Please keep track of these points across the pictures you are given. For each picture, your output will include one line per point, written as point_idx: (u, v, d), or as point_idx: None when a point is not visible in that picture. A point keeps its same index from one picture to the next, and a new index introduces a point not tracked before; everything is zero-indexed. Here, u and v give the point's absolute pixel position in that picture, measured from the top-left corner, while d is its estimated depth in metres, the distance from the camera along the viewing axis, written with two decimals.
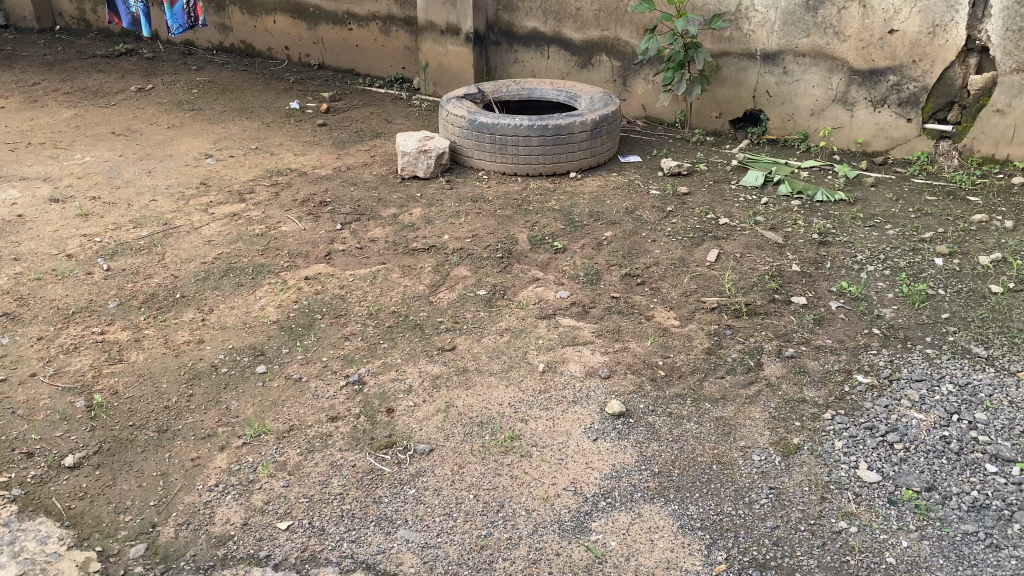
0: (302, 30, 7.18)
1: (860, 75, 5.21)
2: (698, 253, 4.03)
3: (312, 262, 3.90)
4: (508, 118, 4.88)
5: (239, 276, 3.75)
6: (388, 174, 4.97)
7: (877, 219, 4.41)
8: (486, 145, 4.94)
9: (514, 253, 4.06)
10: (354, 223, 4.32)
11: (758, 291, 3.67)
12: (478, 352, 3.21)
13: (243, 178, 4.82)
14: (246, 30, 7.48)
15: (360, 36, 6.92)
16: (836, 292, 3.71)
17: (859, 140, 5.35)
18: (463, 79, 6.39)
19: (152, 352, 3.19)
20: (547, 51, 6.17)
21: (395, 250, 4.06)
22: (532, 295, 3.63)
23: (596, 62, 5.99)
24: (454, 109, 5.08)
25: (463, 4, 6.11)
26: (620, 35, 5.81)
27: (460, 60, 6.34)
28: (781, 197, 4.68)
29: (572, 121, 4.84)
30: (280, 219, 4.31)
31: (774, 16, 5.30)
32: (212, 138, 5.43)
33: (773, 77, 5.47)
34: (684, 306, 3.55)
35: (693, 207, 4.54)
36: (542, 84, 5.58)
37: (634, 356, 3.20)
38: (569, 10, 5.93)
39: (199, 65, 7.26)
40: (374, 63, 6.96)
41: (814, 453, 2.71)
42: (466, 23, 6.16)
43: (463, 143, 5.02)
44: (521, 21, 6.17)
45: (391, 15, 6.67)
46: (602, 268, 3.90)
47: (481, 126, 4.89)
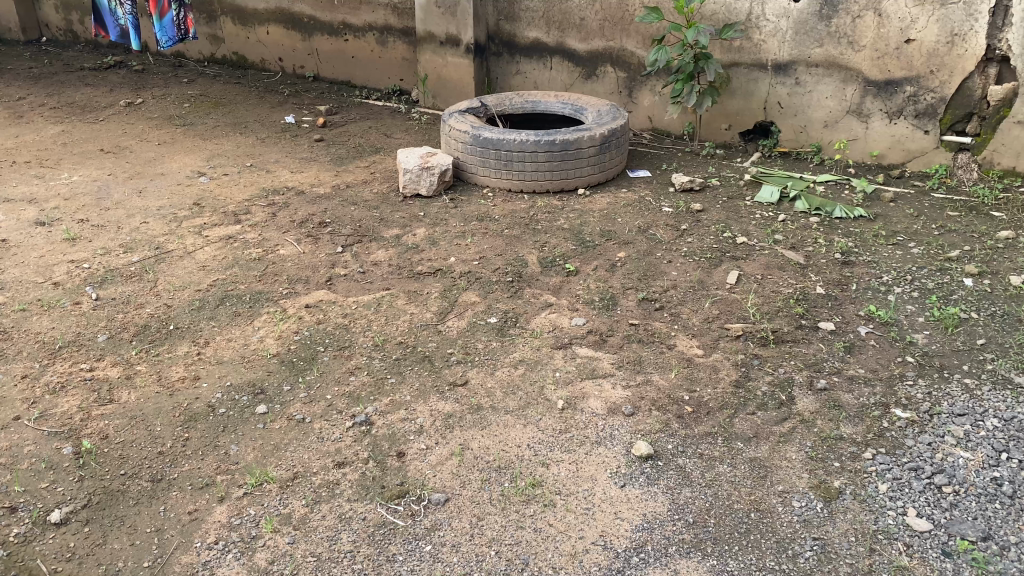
0: (296, 41, 6.99)
1: (875, 86, 5.06)
2: (717, 275, 3.85)
3: (313, 289, 3.71)
4: (514, 134, 4.69)
5: (235, 305, 3.56)
6: (389, 192, 4.78)
7: (900, 237, 4.24)
8: (491, 161, 4.75)
9: (525, 276, 3.88)
10: (356, 245, 4.12)
11: (783, 316, 3.50)
12: (492, 387, 3.01)
13: (238, 198, 4.62)
14: (238, 41, 7.29)
15: (356, 47, 6.74)
16: (864, 316, 3.54)
17: (875, 153, 5.19)
18: (464, 91, 6.21)
19: (144, 391, 2.99)
20: (550, 62, 6.00)
21: (400, 274, 3.87)
22: (546, 323, 3.45)
23: (601, 73, 5.83)
24: (456, 123, 4.90)
25: (463, 14, 5.94)
26: (626, 45, 5.64)
27: (460, 72, 6.16)
28: (798, 214, 4.52)
29: (579, 135, 4.67)
30: (277, 242, 4.12)
31: (785, 25, 5.14)
32: (205, 155, 5.23)
33: (785, 87, 5.31)
34: (707, 334, 3.38)
35: (708, 225, 4.36)
36: (546, 96, 5.42)
37: (658, 390, 3.01)
38: (573, 20, 5.76)
39: (190, 78, 7.06)
40: (371, 75, 6.78)
41: (857, 497, 2.52)
42: (467, 33, 5.98)
43: (467, 159, 4.84)
44: (523, 31, 6.00)
45: (388, 25, 6.49)
46: (618, 292, 3.72)
47: (485, 142, 4.71)
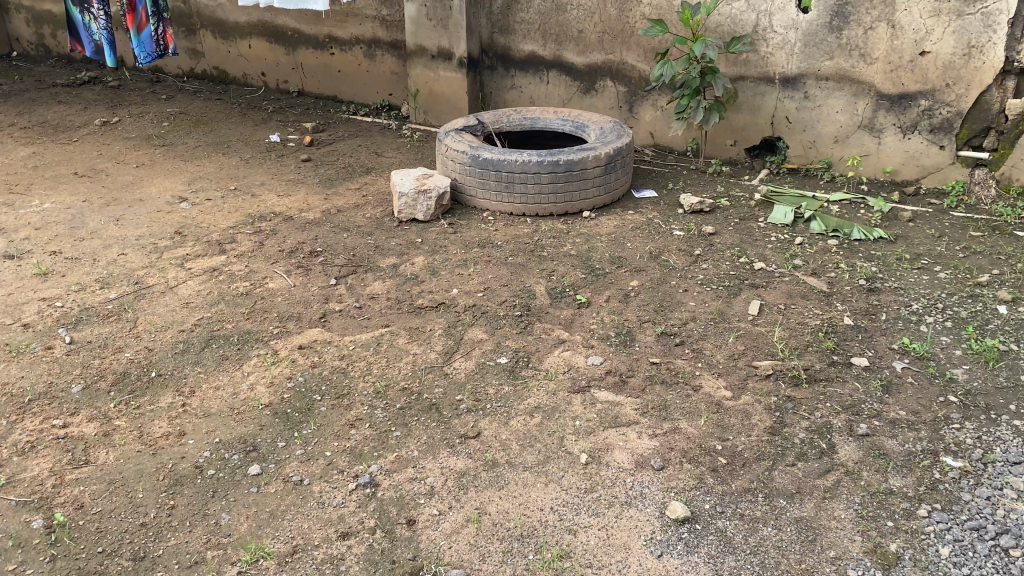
0: (280, 55, 6.72)
1: (888, 100, 4.86)
2: (738, 305, 3.62)
3: (306, 327, 3.44)
4: (515, 154, 4.45)
5: (222, 347, 3.28)
6: (383, 216, 4.52)
7: (925, 260, 4.04)
8: (491, 183, 4.51)
9: (533, 309, 3.63)
10: (350, 276, 3.85)
11: (813, 352, 3.27)
12: (507, 440, 2.76)
13: (223, 226, 4.34)
14: (219, 55, 7.01)
15: (342, 61, 6.48)
16: (897, 350, 3.31)
17: (888, 169, 4.99)
18: (457, 107, 5.97)
19: (123, 450, 2.71)
20: (546, 77, 5.77)
21: (399, 309, 3.60)
22: (561, 362, 3.20)
23: (600, 87, 5.61)
24: (453, 143, 4.66)
25: (456, 27, 5.69)
26: (626, 58, 5.42)
27: (452, 87, 5.92)
28: (815, 236, 4.31)
29: (584, 155, 4.44)
30: (266, 274, 3.84)
31: (794, 37, 4.94)
32: (186, 179, 4.94)
33: (793, 102, 5.10)
34: (734, 373, 3.14)
35: (722, 249, 4.14)
36: (545, 112, 5.19)
37: (688, 440, 2.77)
38: (571, 32, 5.54)
39: (169, 94, 6.77)
40: (359, 90, 6.52)
41: (918, 564, 2.29)
42: (459, 47, 5.74)
43: (465, 180, 4.59)
44: (518, 45, 5.77)
45: (376, 39, 6.23)
46: (634, 325, 3.47)
47: (484, 163, 4.47)
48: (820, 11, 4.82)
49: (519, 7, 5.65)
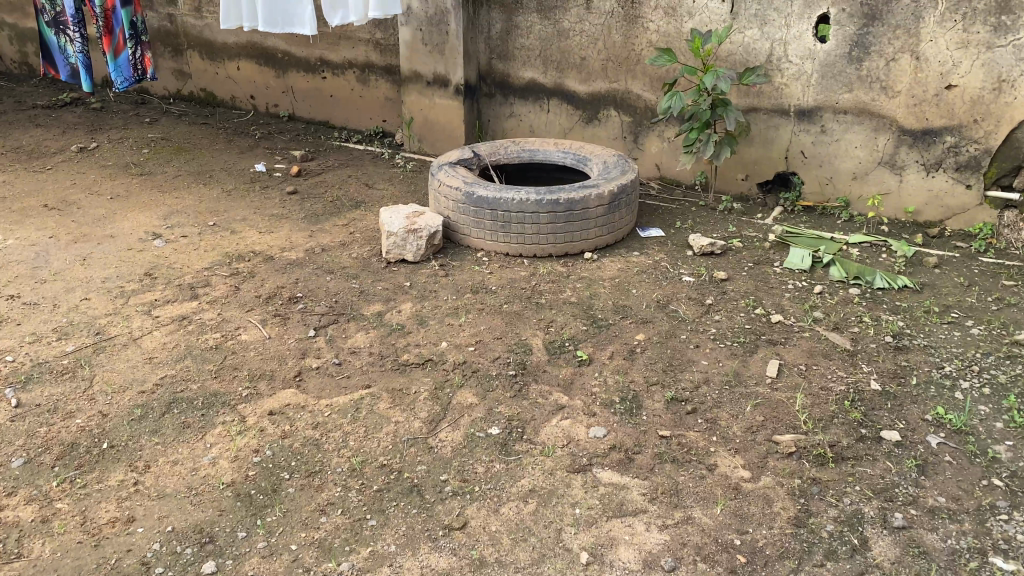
0: (269, 78, 6.44)
1: (910, 136, 4.56)
2: (754, 366, 3.31)
3: (279, 388, 3.12)
4: (512, 191, 4.14)
5: (184, 412, 2.96)
6: (370, 257, 4.21)
7: (955, 314, 3.72)
8: (485, 222, 4.20)
9: (530, 367, 3.28)
10: (331, 327, 3.54)
11: (839, 424, 2.95)
12: (498, 532, 2.44)
13: (197, 267, 4.03)
14: (207, 77, 6.73)
15: (334, 85, 6.20)
16: (931, 421, 2.99)
17: (909, 209, 4.69)
18: (453, 135, 5.68)
19: (62, 541, 2.39)
20: (547, 105, 5.49)
21: (382, 365, 3.26)
22: (559, 433, 2.88)
23: (604, 117, 5.32)
24: (446, 178, 4.36)
25: (452, 52, 5.41)
26: (632, 87, 5.14)
27: (448, 114, 5.63)
28: (835, 284, 4.00)
29: (585, 194, 4.13)
30: (240, 325, 3.53)
31: (810, 68, 4.65)
32: (162, 212, 4.64)
33: (809, 136, 4.81)
34: (752, 449, 2.82)
35: (735, 298, 3.83)
36: (545, 144, 4.90)
37: (702, 534, 2.45)
38: (573, 59, 5.26)
39: (153, 118, 6.49)
40: (351, 115, 6.24)
41: None
42: (456, 73, 5.45)
43: (458, 219, 4.28)
44: (518, 71, 5.49)
45: (370, 62, 5.95)
46: (640, 388, 3.15)
47: (478, 201, 4.16)
48: (839, 41, 4.53)
49: (519, 32, 5.37)
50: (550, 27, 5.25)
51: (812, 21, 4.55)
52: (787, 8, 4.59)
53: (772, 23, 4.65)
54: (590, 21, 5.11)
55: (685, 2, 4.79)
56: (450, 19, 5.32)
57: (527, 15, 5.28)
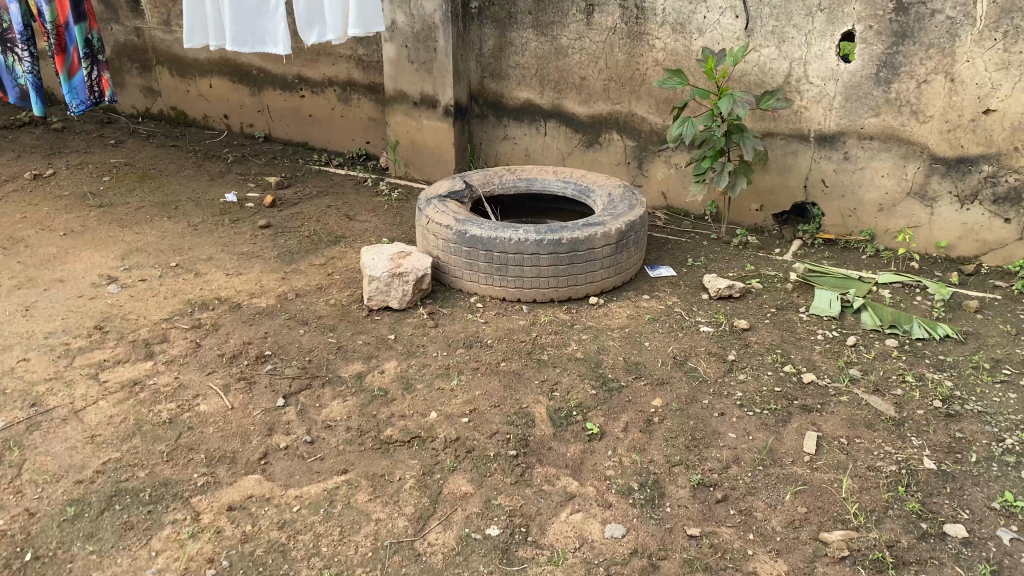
0: (244, 96, 6.00)
1: (943, 164, 4.15)
2: (788, 440, 2.89)
3: (240, 476, 2.67)
4: (509, 230, 3.71)
5: (127, 509, 2.51)
6: (349, 303, 3.77)
7: (1007, 370, 3.31)
8: (479, 264, 3.76)
9: (532, 445, 2.84)
10: (304, 393, 3.10)
11: (895, 517, 2.53)
12: None
13: (154, 319, 3.58)
14: (177, 95, 6.28)
15: (314, 105, 5.77)
16: (1000, 511, 2.57)
17: (942, 244, 4.29)
18: (442, 160, 5.25)
19: None
20: (544, 128, 5.08)
21: (362, 444, 2.82)
22: (569, 533, 2.44)
23: (605, 141, 4.93)
24: (436, 214, 3.93)
25: (440, 70, 4.99)
26: (636, 109, 4.74)
27: (436, 137, 5.20)
28: (869, 333, 3.59)
29: (591, 233, 3.70)
30: (199, 392, 3.09)
31: (833, 90, 4.26)
32: (120, 252, 4.19)
33: (831, 163, 4.41)
34: (796, 551, 2.40)
35: (761, 353, 3.41)
36: (542, 173, 4.48)
37: None
38: (572, 78, 4.85)
39: (118, 139, 6.03)
40: (333, 136, 5.81)
41: None
42: (445, 93, 5.03)
43: (449, 259, 3.84)
44: (512, 91, 5.08)
45: (351, 80, 5.52)
46: (661, 470, 2.72)
47: (472, 241, 3.72)
48: (865, 61, 4.13)
49: (513, 49, 4.96)
50: (547, 44, 4.84)
51: (835, 40, 4.16)
52: (807, 25, 4.19)
53: (791, 41, 4.26)
54: (590, 38, 4.70)
55: (695, 17, 4.40)
56: (437, 35, 4.89)
57: (522, 31, 4.87)
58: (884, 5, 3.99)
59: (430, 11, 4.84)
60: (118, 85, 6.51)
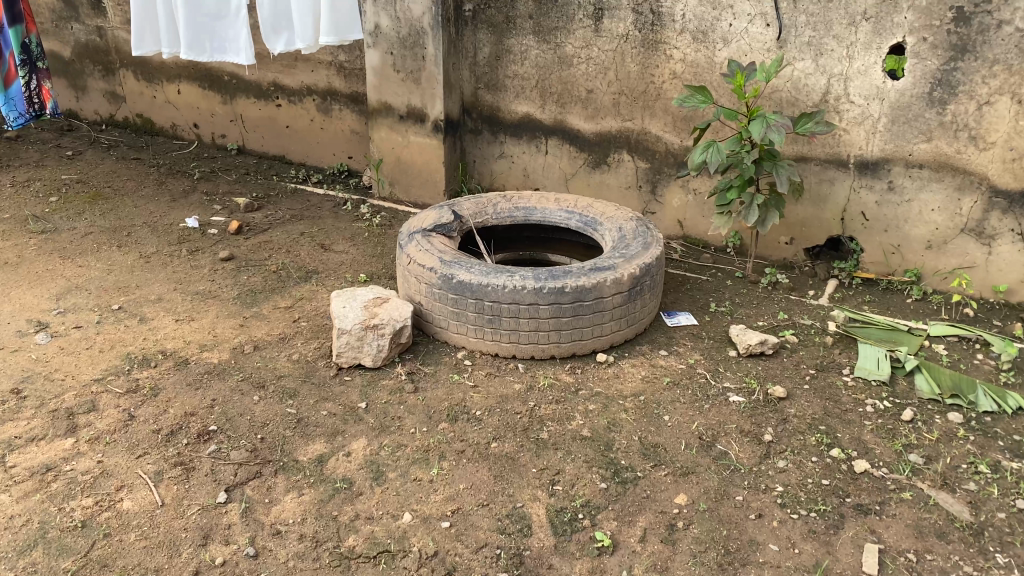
0: (215, 104, 5.45)
1: (1005, 198, 3.60)
2: (845, 556, 2.34)
3: None
4: (504, 275, 3.15)
5: None
6: (316, 358, 3.22)
7: None
8: (468, 314, 3.19)
9: (528, 562, 2.29)
10: (252, 484, 2.56)
11: None
12: None
13: (82, 379, 3.03)
14: (143, 101, 5.72)
15: (291, 115, 5.22)
16: None
17: (1001, 288, 3.73)
18: (431, 180, 4.70)
19: None
20: (545, 146, 4.54)
21: (318, 560, 2.28)
22: None
23: (614, 162, 4.38)
24: (418, 253, 3.37)
25: (429, 81, 4.44)
26: (650, 128, 4.20)
27: (425, 155, 4.65)
28: (927, 404, 3.04)
29: (599, 280, 3.15)
30: (122, 484, 2.53)
31: (877, 111, 3.70)
32: (56, 290, 3.64)
33: (873, 194, 3.86)
34: None
35: (802, 430, 2.87)
36: (542, 201, 3.93)
37: None
38: (578, 91, 4.31)
39: (76, 150, 5.47)
40: (312, 150, 5.26)
41: None
42: (434, 106, 4.48)
43: (432, 307, 3.27)
44: (510, 104, 4.53)
45: (332, 89, 4.98)
46: None
47: (460, 287, 3.16)
48: (916, 78, 3.58)
49: (512, 57, 4.40)
50: (550, 52, 4.28)
51: (882, 54, 3.60)
52: (849, 36, 3.64)
53: (830, 54, 3.71)
54: (599, 46, 4.16)
55: (719, 25, 3.86)
56: (426, 41, 4.34)
57: (522, 37, 4.32)
58: (941, 14, 3.43)
59: (418, 14, 4.29)
60: (80, 89, 5.95)
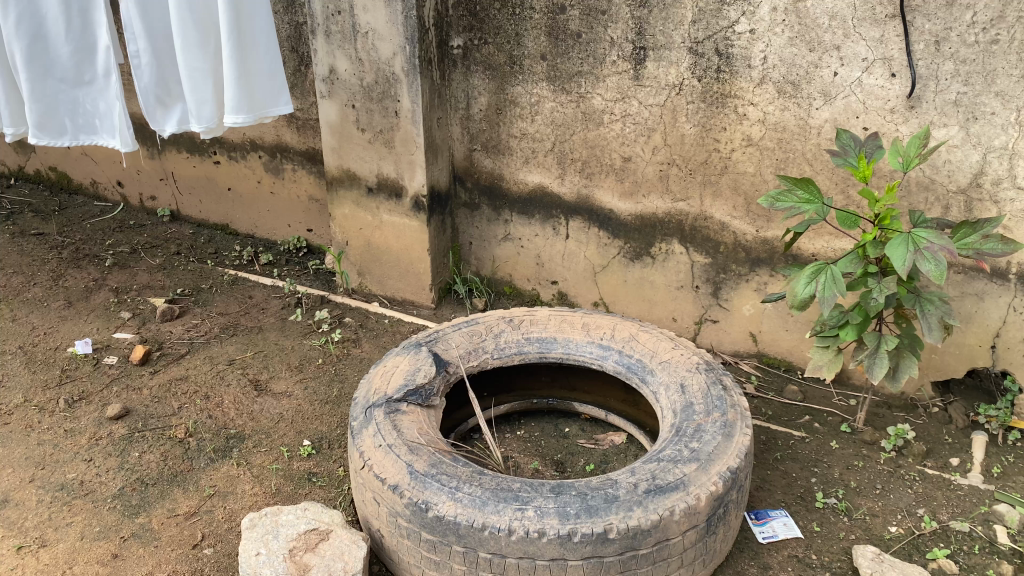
0: (140, 158, 4.27)
1: None
2: None
3: None
4: (511, 508, 1.97)
5: None
6: None
7: None
8: (454, 567, 2.00)
9: None
10: None
11: None
12: None
13: None
14: (55, 152, 4.55)
15: (234, 175, 4.04)
16: None
17: None
18: (411, 271, 3.52)
19: None
20: (564, 228, 3.35)
21: None
22: None
23: (659, 252, 3.19)
24: (377, 451, 2.18)
25: (405, 143, 3.25)
26: (711, 211, 3.02)
27: (402, 238, 3.47)
28: None
29: (666, 514, 1.97)
30: None
31: None
32: None
33: None
34: None
35: None
36: (565, 328, 2.73)
37: None
38: (610, 158, 3.11)
39: None
40: (263, 219, 4.09)
41: None
42: (412, 177, 3.30)
43: (397, 543, 2.09)
44: (514, 172, 3.34)
45: (283, 144, 3.80)
46: None
47: (439, 527, 1.98)
48: None
49: (517, 111, 3.21)
50: (571, 106, 3.09)
51: None
52: (1021, 94, 2.43)
53: (988, 118, 2.50)
54: (638, 99, 2.96)
55: (818, 74, 2.66)
56: (399, 92, 3.15)
57: (531, 85, 3.13)
58: None
59: (387, 55, 3.10)
60: None
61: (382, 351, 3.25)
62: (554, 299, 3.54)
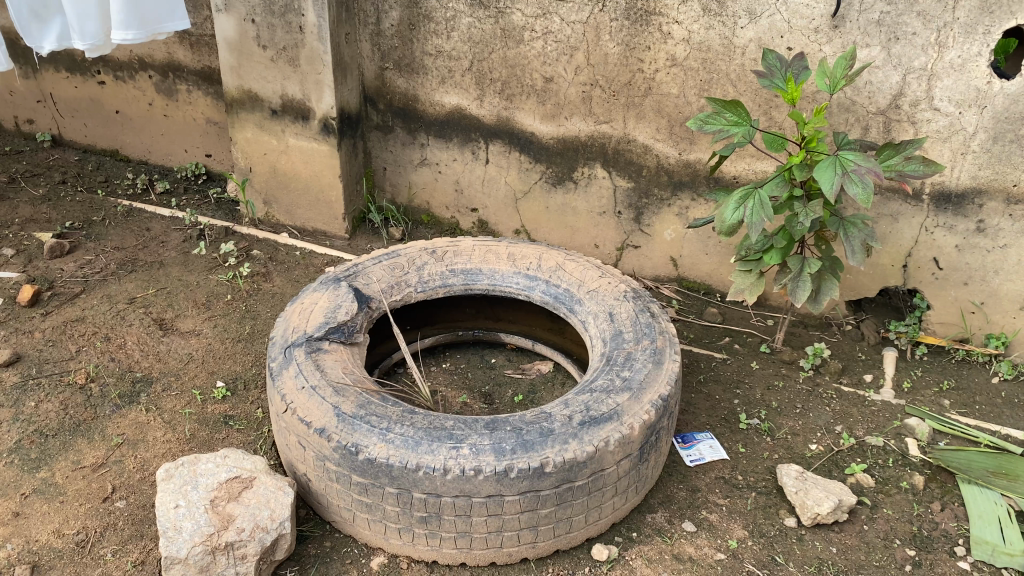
0: (13, 77, 3.88)
1: None
2: None
3: None
4: (446, 447, 1.91)
5: None
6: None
7: None
8: (386, 509, 1.94)
9: None
10: None
11: None
12: None
13: None
14: None
15: (122, 96, 3.72)
16: None
17: None
18: (323, 200, 3.35)
19: None
20: (483, 152, 3.23)
21: None
22: None
23: (582, 176, 3.12)
24: (301, 395, 2.07)
25: (311, 61, 3.03)
26: (634, 134, 2.95)
27: (311, 164, 3.28)
28: None
29: (602, 445, 1.95)
30: None
31: (973, 122, 2.53)
32: None
33: (952, 236, 2.73)
34: None
35: None
36: (490, 257, 2.65)
37: None
38: (531, 79, 2.99)
39: None
40: (157, 144, 3.80)
41: None
42: (319, 98, 3.10)
43: (326, 488, 2.01)
44: (429, 92, 3.18)
45: (175, 62, 3.50)
46: None
47: (370, 469, 1.91)
48: None
49: (432, 27, 3.03)
50: (489, 22, 2.94)
51: (991, 41, 2.41)
52: (941, 14, 2.42)
53: (909, 39, 2.49)
54: (560, 16, 2.83)
55: None
56: (302, 5, 2.92)
57: None
58: None
59: None
60: None
61: (295, 285, 3.10)
62: (474, 226, 3.44)
